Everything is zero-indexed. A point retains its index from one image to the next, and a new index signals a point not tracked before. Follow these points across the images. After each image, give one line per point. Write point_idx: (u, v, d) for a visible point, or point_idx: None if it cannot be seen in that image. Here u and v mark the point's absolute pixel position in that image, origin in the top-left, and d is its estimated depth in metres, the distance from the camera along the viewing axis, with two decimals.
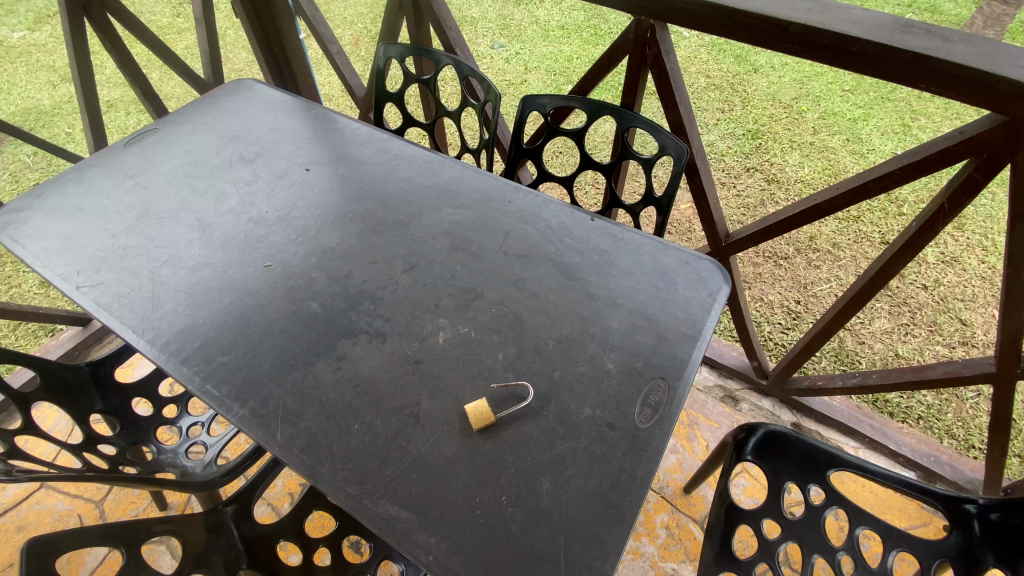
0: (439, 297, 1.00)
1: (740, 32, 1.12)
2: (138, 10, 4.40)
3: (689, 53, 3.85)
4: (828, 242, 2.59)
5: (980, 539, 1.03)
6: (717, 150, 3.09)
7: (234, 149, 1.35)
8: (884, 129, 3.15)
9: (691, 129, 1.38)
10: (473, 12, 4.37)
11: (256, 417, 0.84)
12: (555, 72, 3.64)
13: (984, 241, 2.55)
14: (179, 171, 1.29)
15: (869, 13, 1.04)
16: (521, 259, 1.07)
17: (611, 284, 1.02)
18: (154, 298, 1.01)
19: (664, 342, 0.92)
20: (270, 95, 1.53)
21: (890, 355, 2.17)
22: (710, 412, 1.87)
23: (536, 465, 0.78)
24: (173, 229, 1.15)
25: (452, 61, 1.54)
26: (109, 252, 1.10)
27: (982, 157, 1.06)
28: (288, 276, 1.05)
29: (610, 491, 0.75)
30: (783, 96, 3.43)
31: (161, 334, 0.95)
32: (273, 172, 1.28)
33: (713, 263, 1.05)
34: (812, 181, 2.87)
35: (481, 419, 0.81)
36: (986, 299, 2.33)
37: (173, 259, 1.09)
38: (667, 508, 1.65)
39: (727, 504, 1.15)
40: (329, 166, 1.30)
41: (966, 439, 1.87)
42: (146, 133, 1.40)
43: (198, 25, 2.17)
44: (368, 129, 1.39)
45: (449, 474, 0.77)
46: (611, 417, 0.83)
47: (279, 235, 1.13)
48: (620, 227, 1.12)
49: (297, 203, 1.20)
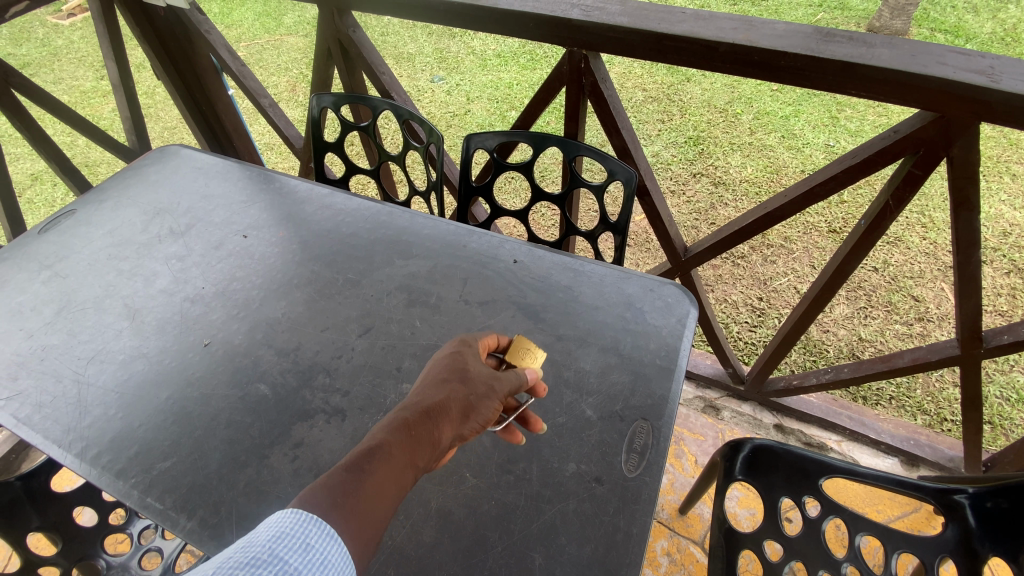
0: (401, 360, 0.94)
1: (672, 56, 1.13)
2: (57, 77, 4.19)
3: (624, 69, 3.97)
4: (779, 236, 2.66)
5: (977, 530, 1.00)
6: (663, 160, 3.15)
7: (162, 223, 1.25)
8: (814, 122, 3.31)
9: (637, 151, 1.39)
10: (408, 48, 4.40)
11: (206, 529, 0.75)
12: (497, 99, 3.66)
13: (922, 219, 2.69)
14: (102, 254, 1.18)
15: (792, 25, 1.07)
16: (483, 305, 1.02)
17: (579, 322, 0.98)
18: (80, 404, 0.91)
19: (640, 378, 0.89)
20: (199, 160, 1.44)
21: (855, 340, 2.21)
22: (694, 425, 1.84)
23: (525, 539, 0.72)
24: (99, 320, 1.04)
25: (390, 106, 1.49)
26: (28, 356, 0.99)
27: (920, 153, 1.08)
28: (232, 357, 0.97)
29: (607, 556, 0.70)
30: (717, 101, 3.57)
31: (91, 445, 0.85)
32: (207, 243, 1.19)
33: (677, 287, 1.03)
34: (756, 180, 2.96)
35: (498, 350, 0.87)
36: (933, 274, 2.43)
37: (101, 354, 0.98)
38: (665, 534, 1.59)
39: (725, 527, 1.10)
40: (269, 230, 1.22)
41: (937, 412, 1.91)
42: (63, 216, 1.29)
43: (116, 90, 2.06)
44: (308, 185, 1.33)
45: (431, 563, 0.70)
46: (598, 469, 0.78)
47: (219, 311, 1.05)
48: (580, 261, 1.09)
49: (236, 273, 1.12)
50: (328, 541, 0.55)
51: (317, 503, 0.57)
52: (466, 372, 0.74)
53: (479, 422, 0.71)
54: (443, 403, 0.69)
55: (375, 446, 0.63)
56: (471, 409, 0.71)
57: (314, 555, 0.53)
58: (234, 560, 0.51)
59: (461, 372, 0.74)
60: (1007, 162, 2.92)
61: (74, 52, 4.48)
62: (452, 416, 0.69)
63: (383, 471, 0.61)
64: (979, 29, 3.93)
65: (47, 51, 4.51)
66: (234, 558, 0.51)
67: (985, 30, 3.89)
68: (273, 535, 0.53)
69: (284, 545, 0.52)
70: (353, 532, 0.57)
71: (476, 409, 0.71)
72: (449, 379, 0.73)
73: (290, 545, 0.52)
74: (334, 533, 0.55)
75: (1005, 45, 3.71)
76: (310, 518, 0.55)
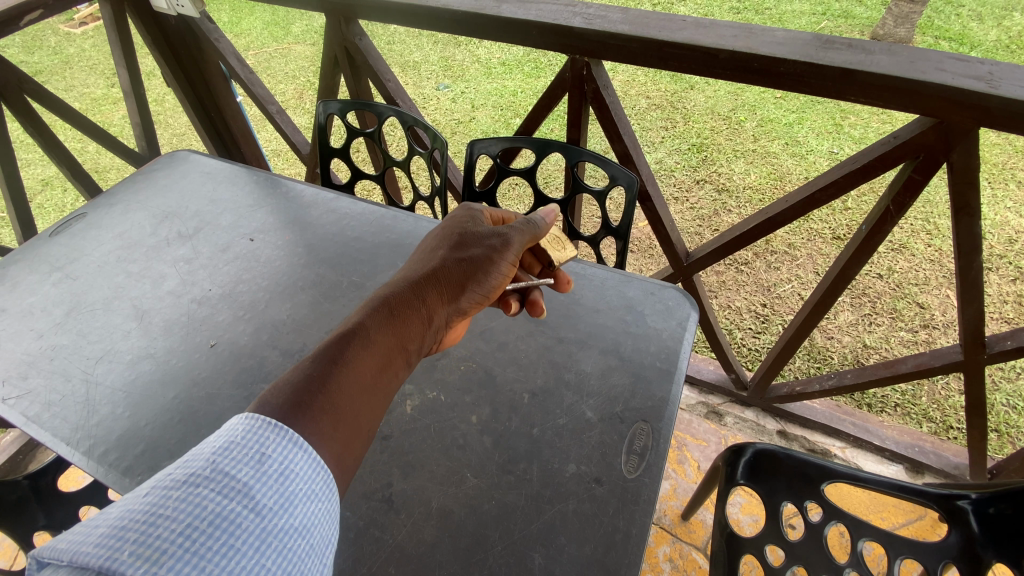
0: None
1: (673, 63, 1.15)
2: (69, 84, 4.26)
3: (628, 77, 4.00)
4: (783, 243, 2.66)
5: (980, 537, 1.00)
6: (666, 166, 3.16)
7: (171, 226, 1.27)
8: (818, 130, 3.32)
9: (639, 157, 1.40)
10: (414, 56, 4.45)
11: None
12: (502, 107, 3.70)
13: (928, 226, 2.69)
14: (111, 257, 1.20)
15: (792, 33, 1.08)
16: (486, 308, 1.03)
17: (581, 324, 0.99)
18: (88, 403, 0.92)
19: (641, 380, 0.89)
20: (207, 164, 1.47)
21: (860, 347, 2.20)
22: (697, 430, 1.84)
23: (525, 538, 0.72)
24: (108, 320, 1.06)
25: (395, 112, 1.51)
26: (37, 355, 1.01)
27: (919, 159, 1.09)
28: (238, 357, 0.98)
29: (605, 555, 0.71)
30: (721, 109, 3.58)
31: (98, 443, 0.86)
32: (214, 247, 1.21)
33: (678, 291, 1.04)
34: (760, 187, 2.96)
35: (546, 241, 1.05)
36: (939, 281, 2.42)
37: (109, 354, 1.00)
38: (668, 539, 1.58)
39: (727, 533, 1.09)
40: (275, 233, 1.24)
41: (943, 420, 1.90)
42: (74, 220, 1.31)
43: (128, 97, 2.10)
44: (314, 190, 1.34)
45: (431, 562, 0.71)
46: (598, 470, 0.79)
47: (225, 313, 1.06)
48: (582, 264, 1.10)
49: (242, 275, 1.14)
50: (292, 449, 0.56)
51: (275, 412, 0.58)
52: (462, 243, 0.88)
53: (473, 282, 0.84)
54: (442, 270, 0.84)
55: (371, 314, 0.74)
56: (462, 274, 0.84)
57: (270, 466, 0.54)
58: (172, 479, 0.50)
59: (448, 251, 0.87)
60: (1012, 169, 2.92)
61: (85, 60, 4.56)
62: (450, 282, 0.82)
63: (388, 328, 0.73)
64: (984, 37, 3.94)
65: (59, 59, 4.59)
66: (174, 476, 0.50)
67: (989, 38, 3.90)
68: (223, 442, 0.54)
69: (230, 459, 0.52)
70: (322, 435, 0.59)
71: (470, 274, 0.84)
72: (446, 250, 0.88)
73: (239, 457, 0.53)
74: (298, 441, 0.56)
75: (1010, 52, 3.72)
76: (261, 428, 0.55)
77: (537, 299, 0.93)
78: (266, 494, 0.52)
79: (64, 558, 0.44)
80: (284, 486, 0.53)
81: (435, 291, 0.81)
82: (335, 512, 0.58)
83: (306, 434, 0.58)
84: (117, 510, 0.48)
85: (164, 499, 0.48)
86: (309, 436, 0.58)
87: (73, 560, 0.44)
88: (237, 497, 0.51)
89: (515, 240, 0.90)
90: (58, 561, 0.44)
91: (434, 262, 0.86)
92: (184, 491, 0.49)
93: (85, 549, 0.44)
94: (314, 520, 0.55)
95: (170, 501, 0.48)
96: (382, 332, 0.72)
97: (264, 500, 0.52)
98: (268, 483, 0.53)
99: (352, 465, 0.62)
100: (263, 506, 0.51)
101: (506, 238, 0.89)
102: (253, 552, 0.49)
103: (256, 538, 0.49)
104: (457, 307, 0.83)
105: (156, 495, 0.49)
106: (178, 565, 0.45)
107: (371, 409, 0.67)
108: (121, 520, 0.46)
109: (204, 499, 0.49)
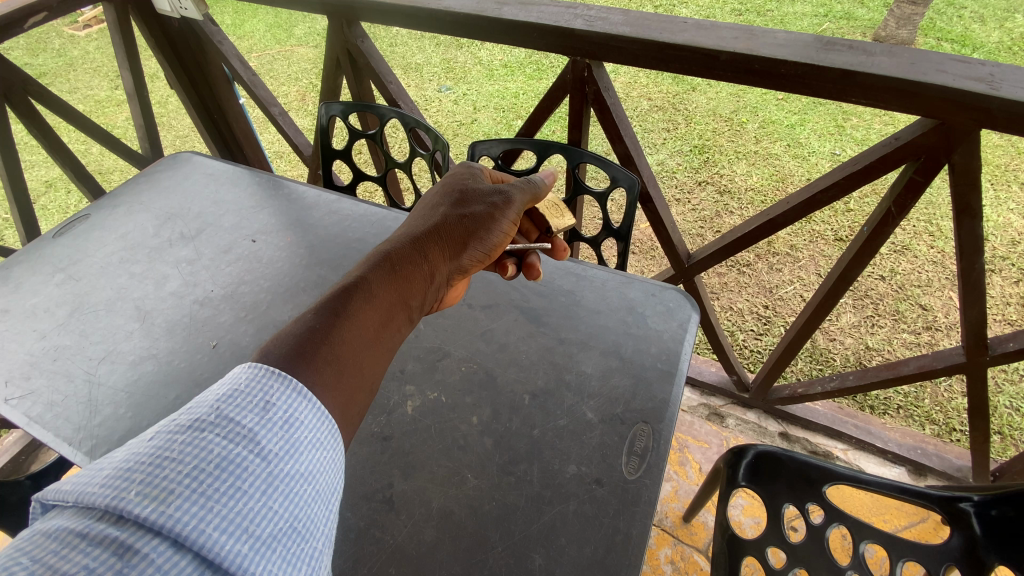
0: (404, 362, 0.95)
1: (674, 64, 1.15)
2: (73, 87, 4.28)
3: (630, 79, 4.00)
4: (785, 244, 2.66)
5: (983, 539, 1.00)
6: (668, 168, 3.16)
7: (174, 227, 1.28)
8: (820, 131, 3.32)
9: (640, 159, 1.40)
10: (416, 58, 4.46)
11: None
12: (504, 109, 3.70)
13: (930, 227, 2.68)
14: (115, 258, 1.21)
15: (793, 35, 1.08)
16: (486, 309, 1.03)
17: (582, 325, 0.99)
18: (91, 403, 0.92)
19: (642, 382, 0.89)
20: (210, 166, 1.48)
21: (862, 349, 2.20)
22: (698, 432, 1.84)
23: (525, 540, 0.72)
24: (111, 321, 1.07)
25: (397, 114, 1.52)
26: (40, 356, 1.01)
27: (921, 160, 1.09)
28: (240, 358, 0.98)
29: (606, 557, 0.71)
30: (723, 110, 3.59)
31: (101, 442, 0.86)
32: (216, 248, 1.22)
33: (679, 292, 1.04)
34: (762, 188, 2.96)
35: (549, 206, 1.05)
36: (941, 283, 2.41)
37: (112, 355, 1.00)
38: (669, 541, 1.58)
39: (728, 534, 1.09)
40: (277, 235, 1.24)
41: (946, 422, 1.89)
42: (77, 221, 1.32)
43: (131, 98, 2.11)
44: (316, 192, 1.35)
45: (432, 562, 0.71)
46: (598, 471, 0.79)
47: (228, 314, 1.07)
48: (582, 265, 1.10)
49: (244, 276, 1.15)
50: (296, 398, 0.56)
51: (278, 361, 0.58)
52: (463, 200, 0.91)
53: (475, 238, 0.87)
54: (444, 227, 0.86)
55: (377, 263, 0.76)
56: (464, 229, 0.87)
57: (274, 413, 0.54)
58: (177, 423, 0.51)
59: (449, 209, 0.90)
60: (1015, 170, 2.91)
61: (89, 63, 4.58)
62: (452, 239, 0.85)
63: (393, 277, 0.75)
64: (986, 38, 3.93)
65: (63, 62, 4.62)
66: (178, 422, 0.51)
67: (992, 39, 3.89)
68: (229, 390, 0.54)
69: (235, 406, 0.53)
70: (325, 383, 0.59)
71: (472, 232, 0.87)
72: (448, 206, 0.90)
73: (244, 404, 0.53)
74: (302, 390, 0.57)
75: (1013, 53, 3.71)
76: (265, 376, 0.56)
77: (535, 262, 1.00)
78: (272, 439, 0.52)
79: (68, 499, 0.45)
80: (289, 433, 0.54)
81: (438, 245, 0.83)
82: (340, 460, 0.59)
83: (309, 382, 0.58)
84: (122, 454, 0.49)
85: (170, 442, 0.49)
86: (313, 384, 0.58)
87: (79, 501, 0.45)
88: (243, 440, 0.51)
89: (516, 197, 0.93)
90: (62, 503, 0.46)
91: (436, 217, 0.88)
92: (189, 435, 0.49)
93: (90, 490, 0.45)
94: (319, 467, 0.55)
95: (176, 444, 0.49)
96: (389, 283, 0.74)
97: (270, 445, 0.52)
98: (274, 429, 0.53)
99: (355, 419, 0.63)
100: (268, 451, 0.52)
101: (507, 195, 0.92)
102: (259, 495, 0.49)
103: (262, 482, 0.50)
104: (458, 263, 0.86)
105: (162, 438, 0.49)
106: (186, 504, 0.45)
107: (375, 359, 0.68)
108: (126, 463, 0.47)
109: (210, 443, 0.50)
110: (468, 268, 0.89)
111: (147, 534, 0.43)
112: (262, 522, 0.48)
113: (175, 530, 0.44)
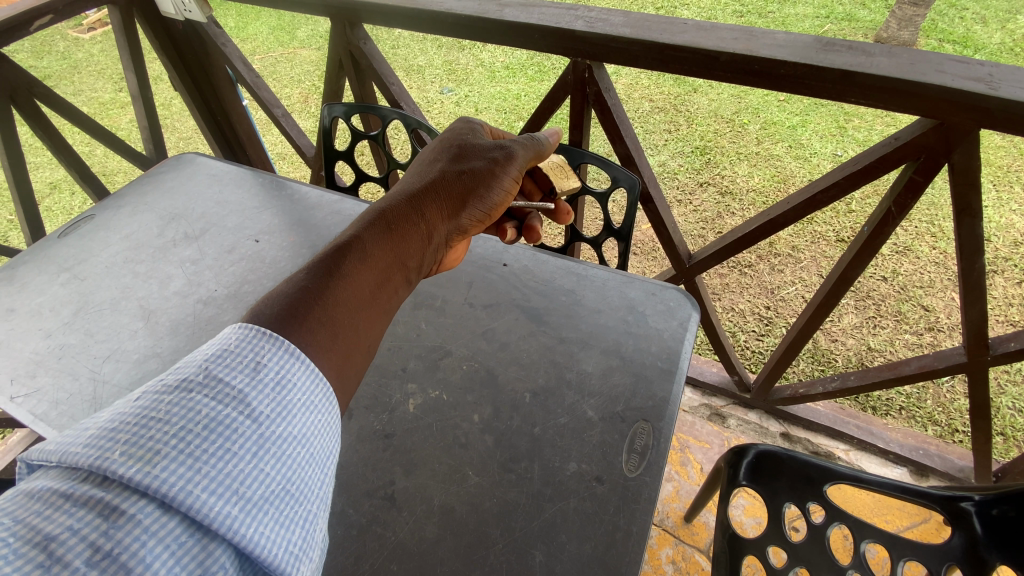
0: (406, 361, 0.96)
1: (674, 65, 1.16)
2: (77, 89, 4.31)
3: (631, 80, 4.01)
4: (787, 245, 2.66)
5: (984, 539, 1.00)
6: (669, 169, 3.17)
7: (177, 227, 1.29)
8: (822, 132, 3.32)
9: (641, 159, 1.41)
10: (418, 60, 4.48)
11: None
12: (506, 111, 3.72)
13: (932, 228, 2.68)
14: (119, 258, 1.22)
15: (792, 36, 1.09)
16: (487, 309, 1.04)
17: (582, 324, 0.99)
18: (95, 401, 0.93)
19: (642, 381, 0.90)
20: (213, 168, 1.49)
21: (864, 349, 2.20)
22: (699, 433, 1.84)
23: (526, 536, 0.73)
24: (115, 320, 1.08)
25: (399, 115, 1.53)
26: (46, 355, 1.02)
27: (921, 160, 1.10)
28: None
29: (606, 553, 0.71)
30: (724, 112, 3.59)
31: None
32: (220, 248, 1.23)
33: (679, 292, 1.04)
34: (763, 189, 2.96)
35: (553, 172, 1.15)
36: (944, 283, 2.41)
37: (116, 353, 1.01)
38: (670, 541, 1.58)
39: (729, 532, 1.09)
40: (280, 235, 1.25)
41: (948, 423, 1.89)
42: (82, 221, 1.33)
43: (136, 100, 2.12)
44: (319, 193, 1.36)
45: (433, 559, 0.72)
46: (598, 469, 0.79)
47: (231, 313, 1.08)
48: (583, 265, 1.11)
49: (248, 276, 1.16)
50: (288, 359, 0.57)
51: (271, 323, 0.58)
52: (463, 156, 0.92)
53: (475, 197, 0.89)
54: (444, 185, 0.88)
55: (377, 219, 0.78)
56: (463, 186, 0.88)
57: (266, 373, 0.55)
58: (165, 384, 0.51)
59: (449, 166, 0.91)
60: (1018, 171, 2.90)
61: (94, 65, 4.61)
62: (452, 197, 0.87)
63: (392, 233, 0.77)
64: (988, 39, 3.93)
65: (67, 64, 4.65)
66: (166, 382, 0.51)
67: (995, 40, 3.89)
68: (220, 347, 0.55)
69: (224, 364, 0.54)
70: (319, 346, 0.60)
71: (472, 191, 0.89)
72: (447, 163, 0.91)
73: (233, 364, 0.54)
74: (294, 351, 0.57)
75: (1015, 55, 3.71)
76: (256, 336, 0.56)
77: (535, 228, 1.12)
78: (263, 401, 0.53)
79: (53, 459, 0.46)
80: (281, 395, 0.54)
81: (436, 203, 0.85)
82: (334, 425, 0.59)
83: (302, 344, 0.59)
84: (109, 414, 0.49)
85: (157, 403, 0.50)
86: (305, 345, 0.59)
87: (63, 461, 0.46)
88: (234, 392, 0.52)
89: (517, 153, 0.94)
90: (48, 464, 0.46)
91: (435, 173, 0.90)
92: (177, 395, 0.50)
93: (75, 449, 0.46)
94: (312, 431, 0.56)
95: (163, 404, 0.49)
96: (387, 242, 0.76)
97: (260, 408, 0.53)
98: (265, 391, 0.54)
99: (347, 384, 0.64)
100: (259, 413, 0.52)
101: (508, 152, 0.93)
102: (250, 458, 0.50)
103: (253, 444, 0.51)
104: (458, 221, 0.88)
105: (149, 399, 0.50)
106: (172, 465, 0.46)
107: (370, 319, 0.69)
108: (112, 423, 0.48)
109: (198, 403, 0.50)
110: (468, 228, 0.91)
111: (135, 495, 0.44)
112: (253, 484, 0.49)
113: (161, 492, 0.44)
